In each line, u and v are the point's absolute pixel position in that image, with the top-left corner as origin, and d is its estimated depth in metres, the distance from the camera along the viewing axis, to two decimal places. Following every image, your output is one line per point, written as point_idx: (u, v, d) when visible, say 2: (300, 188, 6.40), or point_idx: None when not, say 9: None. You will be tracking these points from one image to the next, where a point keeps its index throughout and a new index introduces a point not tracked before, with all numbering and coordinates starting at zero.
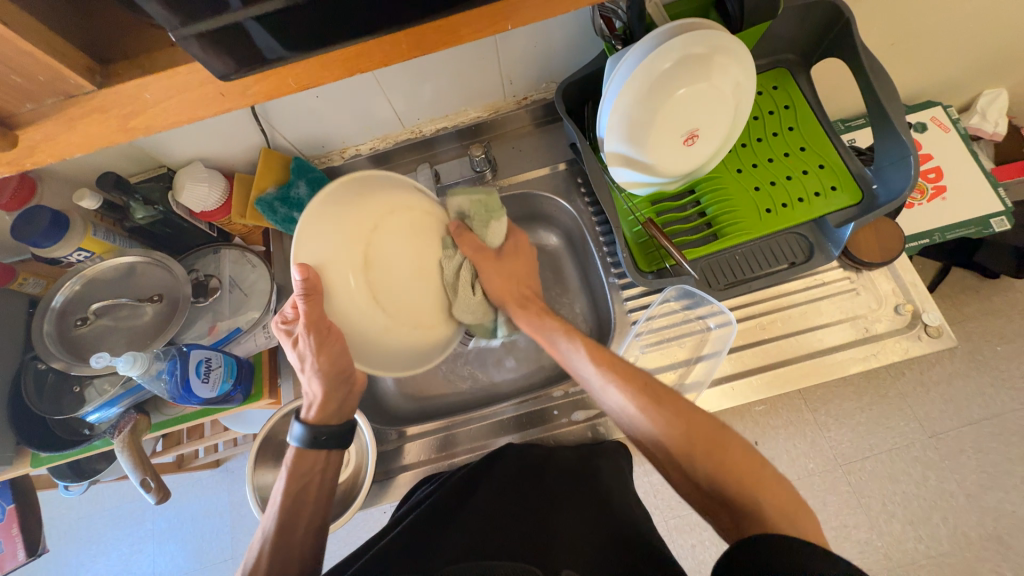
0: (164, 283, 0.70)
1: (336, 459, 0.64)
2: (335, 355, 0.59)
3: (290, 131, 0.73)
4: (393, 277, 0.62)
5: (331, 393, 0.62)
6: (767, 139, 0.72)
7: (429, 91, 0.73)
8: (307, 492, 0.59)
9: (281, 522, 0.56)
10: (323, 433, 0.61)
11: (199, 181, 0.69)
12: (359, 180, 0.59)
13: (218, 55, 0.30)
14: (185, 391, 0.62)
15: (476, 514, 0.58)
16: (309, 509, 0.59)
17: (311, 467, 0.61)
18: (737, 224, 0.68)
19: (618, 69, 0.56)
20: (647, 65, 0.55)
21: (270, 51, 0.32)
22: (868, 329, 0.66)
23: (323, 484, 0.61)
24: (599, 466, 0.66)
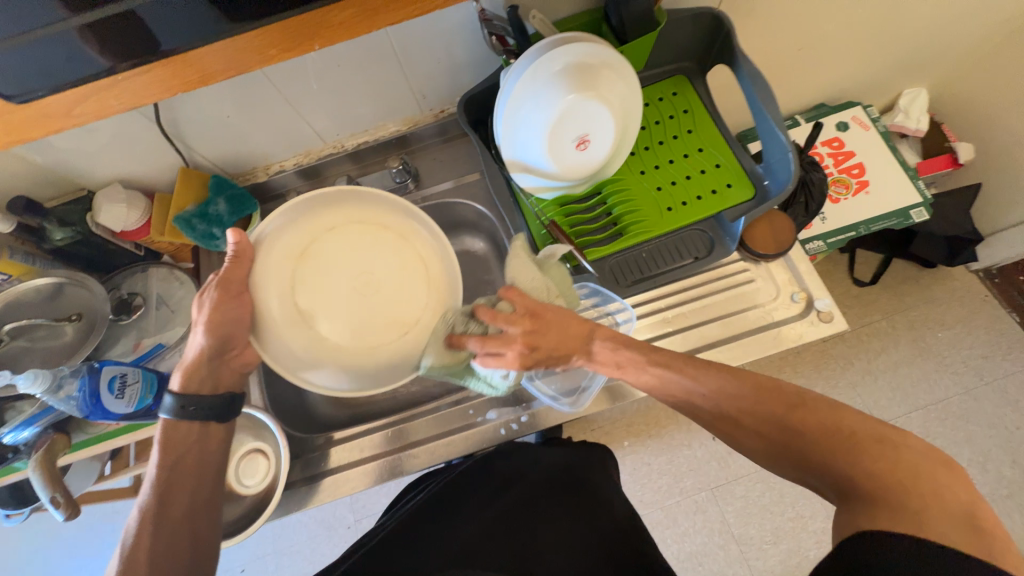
0: (84, 301, 0.71)
1: (220, 430, 0.60)
2: (231, 316, 0.58)
3: (209, 151, 0.75)
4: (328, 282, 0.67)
5: (200, 363, 0.58)
6: (668, 142, 0.76)
7: (345, 107, 0.76)
8: (182, 472, 0.56)
9: (157, 496, 0.54)
10: (190, 404, 0.57)
11: (117, 202, 0.71)
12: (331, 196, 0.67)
13: (91, 47, 0.42)
14: (96, 407, 0.62)
15: (461, 526, 0.61)
16: (186, 486, 0.56)
17: (204, 460, 0.58)
18: (639, 222, 0.72)
19: (509, 75, 0.60)
20: (534, 71, 0.60)
21: (166, 40, 0.44)
22: (766, 318, 0.69)
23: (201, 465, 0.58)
24: (558, 475, 0.71)
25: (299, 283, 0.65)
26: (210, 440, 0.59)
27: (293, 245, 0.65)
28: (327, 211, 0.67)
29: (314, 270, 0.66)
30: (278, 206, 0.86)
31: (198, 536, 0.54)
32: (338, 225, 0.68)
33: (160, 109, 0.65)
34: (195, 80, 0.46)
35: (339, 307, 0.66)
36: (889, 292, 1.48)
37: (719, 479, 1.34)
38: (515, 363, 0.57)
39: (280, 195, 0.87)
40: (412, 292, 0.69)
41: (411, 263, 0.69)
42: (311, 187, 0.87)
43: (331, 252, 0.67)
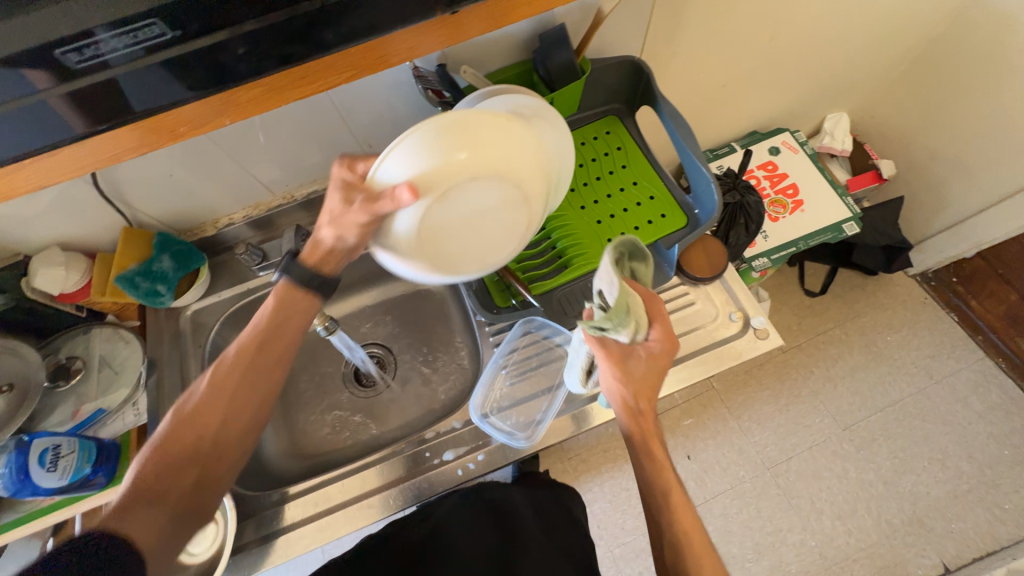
0: (16, 369, 0.68)
1: (290, 334, 0.56)
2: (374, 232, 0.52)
3: (153, 209, 0.75)
4: (449, 225, 0.50)
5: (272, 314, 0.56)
6: (604, 178, 0.80)
7: (292, 161, 0.78)
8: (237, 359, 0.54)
9: (188, 416, 0.52)
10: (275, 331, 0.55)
11: (54, 265, 0.69)
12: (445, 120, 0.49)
13: (70, 116, 0.41)
14: (25, 482, 0.59)
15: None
16: (227, 419, 0.53)
17: (236, 402, 0.54)
18: (583, 254, 0.75)
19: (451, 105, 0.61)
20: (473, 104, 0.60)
21: (138, 102, 0.43)
22: (708, 338, 0.73)
23: (261, 387, 0.55)
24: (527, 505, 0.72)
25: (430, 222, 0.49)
26: (258, 367, 0.54)
27: (433, 187, 0.47)
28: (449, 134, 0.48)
29: (441, 215, 0.49)
30: (229, 258, 0.86)
31: (200, 487, 0.51)
32: (482, 146, 0.48)
33: (98, 172, 0.65)
34: (166, 140, 0.45)
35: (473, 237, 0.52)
36: (838, 301, 1.56)
37: (697, 499, 1.34)
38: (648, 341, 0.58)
39: (231, 247, 0.87)
40: (503, 252, 0.56)
41: (518, 218, 0.53)
42: (262, 238, 0.88)
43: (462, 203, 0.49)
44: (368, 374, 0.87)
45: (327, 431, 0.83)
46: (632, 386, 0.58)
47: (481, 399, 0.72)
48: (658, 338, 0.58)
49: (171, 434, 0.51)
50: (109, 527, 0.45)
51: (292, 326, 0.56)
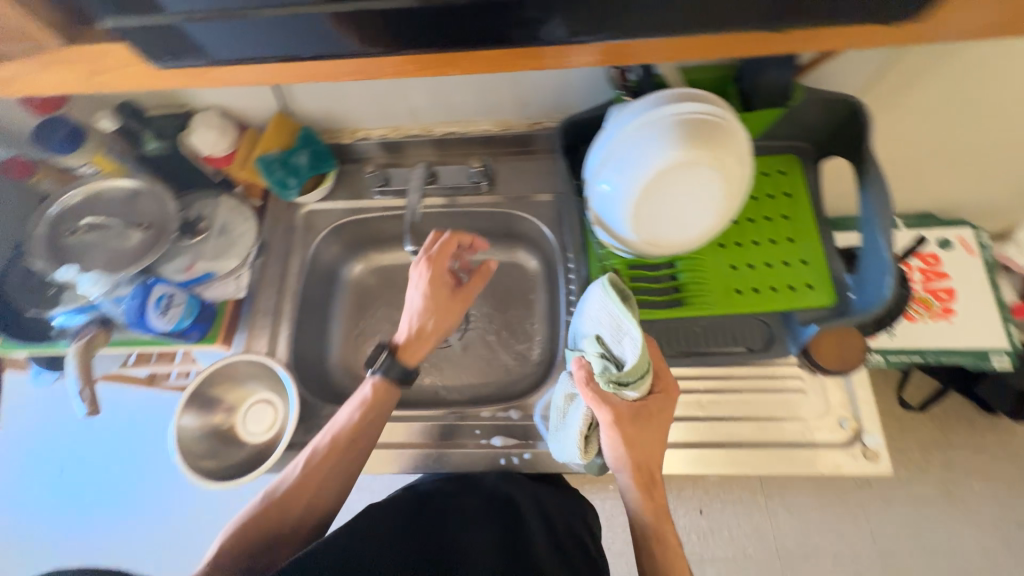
0: (155, 213, 0.74)
1: (384, 399, 0.69)
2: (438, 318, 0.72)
3: (308, 103, 0.76)
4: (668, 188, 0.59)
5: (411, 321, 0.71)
6: (759, 221, 0.71)
7: (447, 98, 0.76)
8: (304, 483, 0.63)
9: (302, 465, 0.64)
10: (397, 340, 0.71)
11: (211, 128, 0.73)
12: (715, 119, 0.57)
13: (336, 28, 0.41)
14: (140, 319, 0.65)
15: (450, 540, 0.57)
16: (318, 481, 0.63)
17: (347, 446, 0.65)
18: (703, 296, 0.68)
19: (668, 108, 0.57)
20: (686, 120, 0.57)
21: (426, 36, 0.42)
22: (805, 434, 0.65)
23: (382, 400, 0.68)
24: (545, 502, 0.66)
25: (657, 181, 0.58)
26: (376, 422, 0.67)
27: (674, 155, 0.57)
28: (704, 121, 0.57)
29: (665, 180, 0.58)
30: (353, 170, 0.86)
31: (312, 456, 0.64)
32: (700, 139, 0.56)
33: None
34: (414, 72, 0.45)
35: (650, 218, 0.61)
36: (938, 424, 1.31)
37: None
38: (614, 408, 0.56)
39: (357, 160, 0.86)
40: (699, 224, 0.62)
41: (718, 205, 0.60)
42: (388, 160, 0.86)
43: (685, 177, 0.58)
44: None
45: None
46: (644, 459, 0.57)
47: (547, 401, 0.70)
48: (669, 386, 0.60)
49: (297, 487, 0.62)
50: (256, 537, 0.60)
51: (383, 410, 0.68)
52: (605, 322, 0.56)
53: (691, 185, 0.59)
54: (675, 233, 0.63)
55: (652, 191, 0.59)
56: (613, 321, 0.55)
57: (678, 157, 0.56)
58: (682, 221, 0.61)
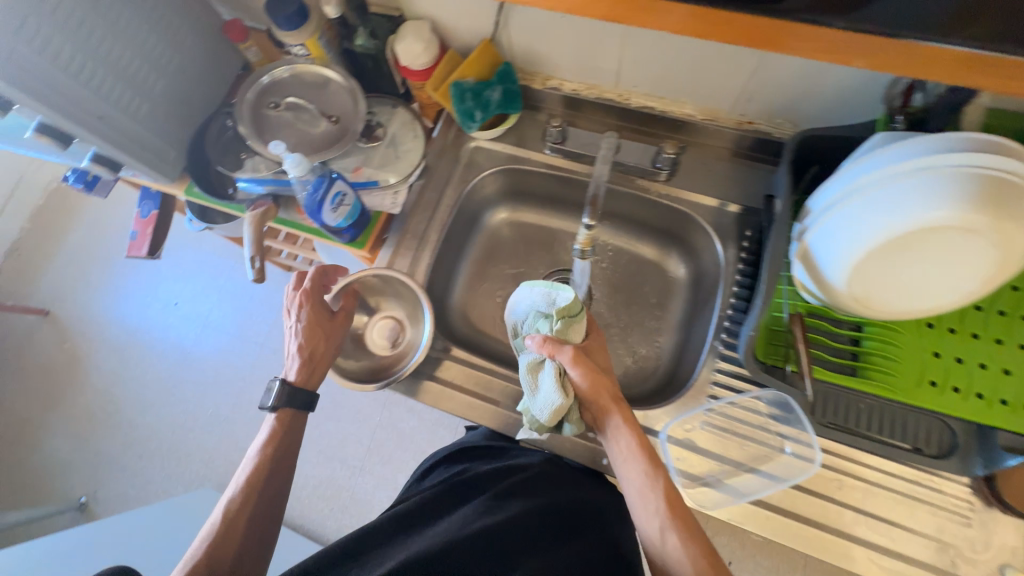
0: (344, 109, 0.76)
1: (293, 429, 0.67)
2: (322, 337, 0.69)
3: (518, 37, 0.72)
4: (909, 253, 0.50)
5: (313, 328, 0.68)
6: (987, 313, 0.58)
7: (663, 69, 0.69)
8: (252, 488, 0.62)
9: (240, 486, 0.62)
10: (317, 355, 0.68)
11: (419, 39, 0.72)
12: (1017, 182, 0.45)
13: None
14: (315, 209, 0.68)
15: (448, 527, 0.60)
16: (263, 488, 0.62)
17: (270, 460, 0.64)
18: (888, 375, 0.58)
19: (971, 158, 0.45)
20: (993, 180, 0.45)
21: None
22: (952, 564, 0.56)
23: (286, 428, 0.66)
24: (588, 499, 0.64)
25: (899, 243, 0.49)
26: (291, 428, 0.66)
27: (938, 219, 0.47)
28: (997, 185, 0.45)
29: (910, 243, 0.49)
30: (529, 117, 0.82)
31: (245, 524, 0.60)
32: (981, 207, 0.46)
33: None
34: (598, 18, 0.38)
35: (880, 277, 0.52)
36: None
37: None
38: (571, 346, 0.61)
39: (537, 109, 0.82)
40: (932, 296, 0.52)
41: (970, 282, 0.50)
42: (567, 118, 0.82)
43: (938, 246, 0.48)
44: None
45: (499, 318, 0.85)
46: (603, 394, 0.59)
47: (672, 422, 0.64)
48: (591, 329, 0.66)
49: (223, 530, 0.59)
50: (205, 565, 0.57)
51: (292, 436, 0.67)
52: (541, 304, 0.64)
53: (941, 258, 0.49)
54: (894, 298, 0.53)
55: (889, 252, 0.50)
56: (547, 297, 0.63)
57: (949, 219, 0.46)
58: (912, 289, 0.52)
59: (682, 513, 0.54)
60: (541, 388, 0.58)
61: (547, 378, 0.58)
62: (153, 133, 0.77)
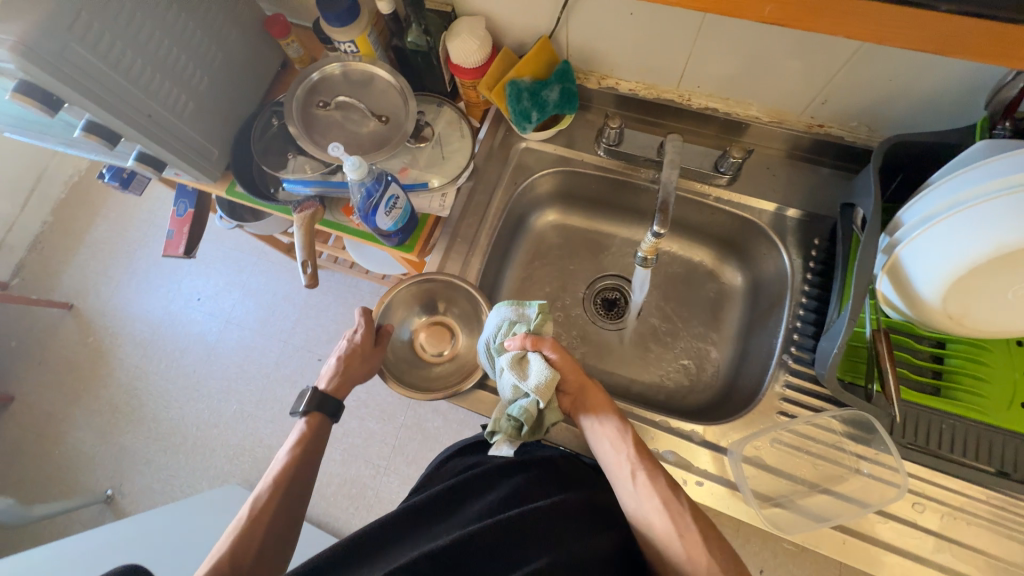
0: (394, 109, 0.74)
1: (322, 438, 0.66)
2: (361, 362, 0.68)
3: (578, 35, 0.69)
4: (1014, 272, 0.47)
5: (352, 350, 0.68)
6: None
7: (730, 69, 0.65)
8: (277, 488, 0.60)
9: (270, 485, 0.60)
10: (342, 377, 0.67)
11: (474, 37, 0.69)
12: None
13: None
14: (369, 213, 0.66)
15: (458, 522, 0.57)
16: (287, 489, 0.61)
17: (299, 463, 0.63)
18: (975, 395, 0.55)
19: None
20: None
21: None
22: None
23: (316, 435, 0.65)
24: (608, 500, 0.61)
25: (1004, 262, 0.46)
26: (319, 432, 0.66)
27: None
28: None
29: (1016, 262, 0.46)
30: (581, 118, 0.80)
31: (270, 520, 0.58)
32: None
33: None
34: None
35: (985, 293, 0.49)
36: None
37: None
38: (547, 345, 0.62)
39: (589, 109, 0.80)
40: None
41: None
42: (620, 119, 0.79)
43: None
44: (611, 307, 0.83)
45: None
46: (579, 377, 0.62)
47: (741, 439, 0.61)
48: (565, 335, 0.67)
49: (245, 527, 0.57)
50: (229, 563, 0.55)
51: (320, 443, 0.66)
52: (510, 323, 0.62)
53: None
54: (990, 318, 0.51)
55: (988, 274, 0.47)
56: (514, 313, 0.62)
57: None
58: (1012, 310, 0.49)
59: (661, 474, 0.56)
60: (527, 380, 0.58)
61: (534, 369, 0.58)
62: (197, 132, 0.75)
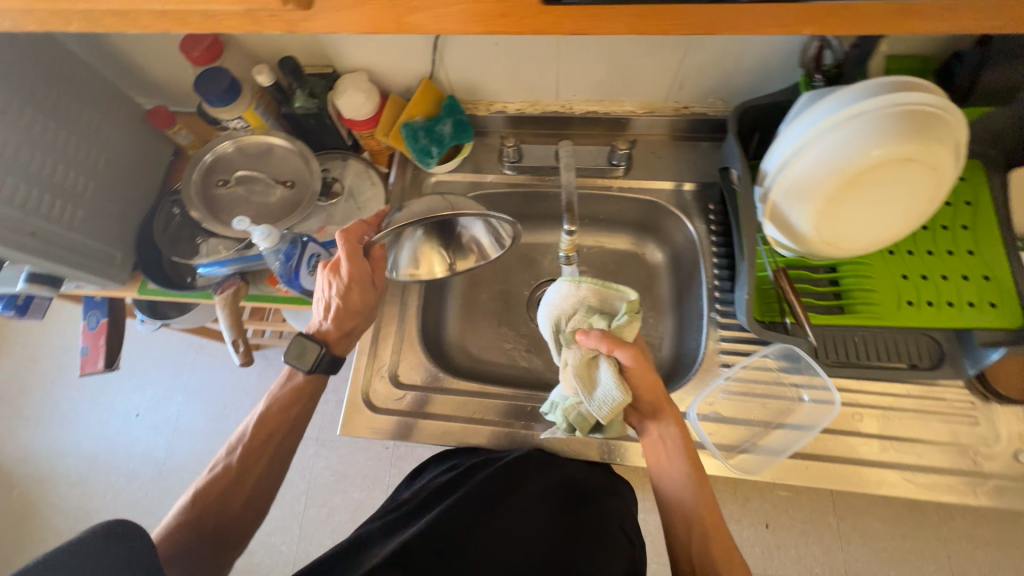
0: (298, 172, 0.74)
1: (310, 391, 0.67)
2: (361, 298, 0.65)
3: (455, 71, 0.74)
4: (866, 188, 0.54)
5: (348, 293, 0.64)
6: (933, 229, 0.66)
7: (595, 74, 0.73)
8: (251, 451, 0.62)
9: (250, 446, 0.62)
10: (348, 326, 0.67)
11: (360, 90, 0.72)
12: (932, 114, 0.52)
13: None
14: (292, 276, 0.65)
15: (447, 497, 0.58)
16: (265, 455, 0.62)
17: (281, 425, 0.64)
18: (871, 304, 0.62)
19: (886, 97, 0.52)
20: (910, 112, 0.51)
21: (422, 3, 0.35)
22: (976, 463, 0.60)
23: (306, 387, 0.66)
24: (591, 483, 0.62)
25: (856, 181, 0.54)
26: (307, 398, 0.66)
27: (885, 152, 0.52)
28: (921, 117, 0.51)
29: (865, 179, 0.54)
30: (481, 143, 0.84)
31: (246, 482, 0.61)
32: (918, 136, 0.51)
33: None
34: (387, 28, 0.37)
35: (845, 219, 0.57)
36: None
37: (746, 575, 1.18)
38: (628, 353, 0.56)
39: (486, 134, 0.85)
40: (893, 227, 0.57)
41: (920, 203, 0.55)
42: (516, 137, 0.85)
43: (889, 176, 0.53)
44: None
45: (496, 343, 0.84)
46: (654, 394, 0.59)
47: (696, 398, 0.66)
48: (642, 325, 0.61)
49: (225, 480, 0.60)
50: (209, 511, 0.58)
51: (305, 394, 0.66)
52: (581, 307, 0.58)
53: (892, 188, 0.54)
54: (863, 237, 0.58)
55: (848, 194, 0.55)
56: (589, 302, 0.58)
57: (889, 150, 0.52)
58: (875, 225, 0.57)
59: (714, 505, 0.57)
60: (599, 388, 0.55)
61: (605, 374, 0.55)
62: (94, 238, 0.72)
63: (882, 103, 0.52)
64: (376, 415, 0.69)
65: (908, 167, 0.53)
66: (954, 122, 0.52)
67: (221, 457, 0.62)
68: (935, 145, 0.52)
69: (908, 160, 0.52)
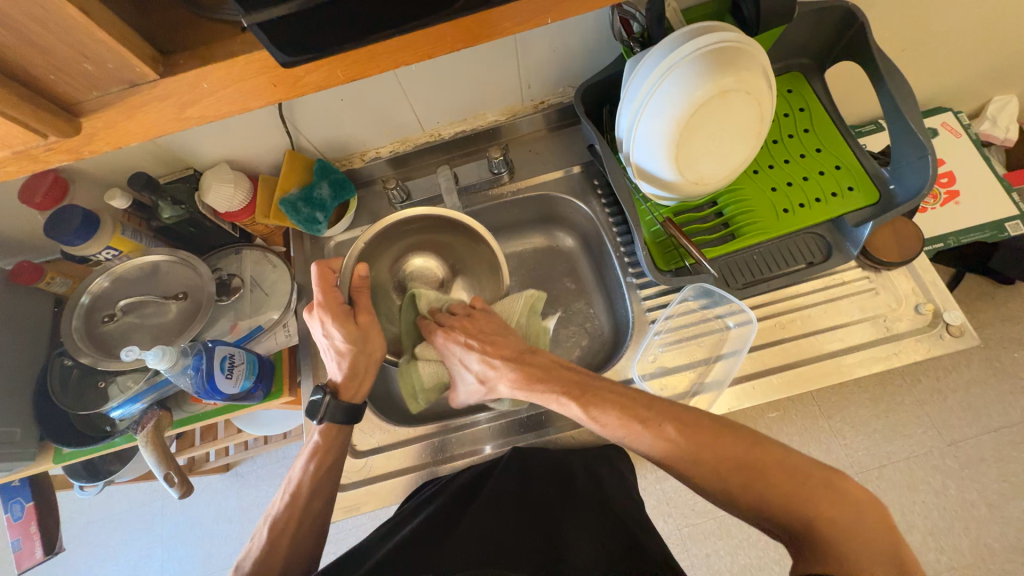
0: (188, 280, 0.71)
1: (340, 446, 0.61)
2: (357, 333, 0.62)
3: (314, 134, 0.75)
4: (701, 129, 0.60)
5: (336, 324, 0.61)
6: (783, 140, 0.73)
7: (448, 98, 0.75)
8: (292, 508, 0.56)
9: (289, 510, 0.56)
10: (358, 367, 0.62)
11: (225, 182, 0.71)
12: (732, 46, 0.56)
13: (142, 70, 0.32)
14: (209, 386, 0.62)
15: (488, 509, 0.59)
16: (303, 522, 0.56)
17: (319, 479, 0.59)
18: (754, 223, 0.68)
19: (691, 42, 0.55)
20: (716, 49, 0.55)
21: (221, 79, 0.34)
22: (888, 328, 0.66)
23: (331, 442, 0.60)
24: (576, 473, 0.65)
25: (690, 127, 0.59)
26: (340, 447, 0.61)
27: (703, 95, 0.57)
28: (723, 52, 0.56)
29: (697, 122, 0.59)
30: (369, 193, 0.85)
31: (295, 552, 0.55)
32: (725, 70, 0.56)
33: None
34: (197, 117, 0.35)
35: (698, 158, 0.62)
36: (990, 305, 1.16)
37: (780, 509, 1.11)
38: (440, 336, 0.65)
39: (370, 183, 0.86)
40: (740, 149, 0.63)
41: (752, 123, 0.61)
42: (400, 176, 0.86)
43: (715, 113, 0.59)
44: None
45: None
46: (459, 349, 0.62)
47: (636, 362, 0.69)
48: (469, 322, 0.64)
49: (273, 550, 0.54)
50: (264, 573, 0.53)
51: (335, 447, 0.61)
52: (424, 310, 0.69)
53: (722, 121, 0.60)
54: (720, 166, 0.64)
55: (689, 140, 0.61)
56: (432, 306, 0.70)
57: (706, 92, 0.57)
58: (724, 153, 0.63)
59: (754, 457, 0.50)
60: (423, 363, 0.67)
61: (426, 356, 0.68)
62: None
63: (686, 52, 0.55)
64: (344, 493, 0.67)
65: (726, 99, 0.58)
66: (753, 47, 0.56)
67: (263, 522, 0.56)
68: (741, 74, 0.57)
69: (724, 94, 0.57)
